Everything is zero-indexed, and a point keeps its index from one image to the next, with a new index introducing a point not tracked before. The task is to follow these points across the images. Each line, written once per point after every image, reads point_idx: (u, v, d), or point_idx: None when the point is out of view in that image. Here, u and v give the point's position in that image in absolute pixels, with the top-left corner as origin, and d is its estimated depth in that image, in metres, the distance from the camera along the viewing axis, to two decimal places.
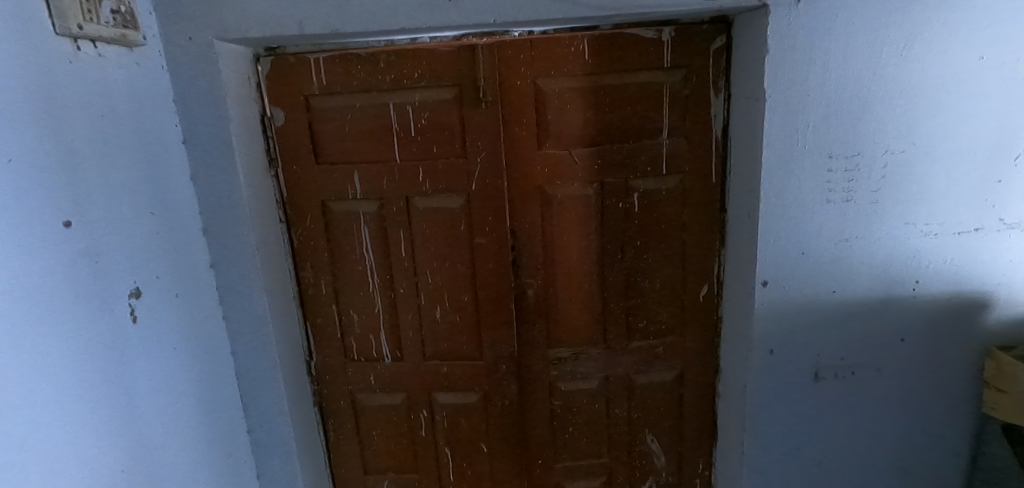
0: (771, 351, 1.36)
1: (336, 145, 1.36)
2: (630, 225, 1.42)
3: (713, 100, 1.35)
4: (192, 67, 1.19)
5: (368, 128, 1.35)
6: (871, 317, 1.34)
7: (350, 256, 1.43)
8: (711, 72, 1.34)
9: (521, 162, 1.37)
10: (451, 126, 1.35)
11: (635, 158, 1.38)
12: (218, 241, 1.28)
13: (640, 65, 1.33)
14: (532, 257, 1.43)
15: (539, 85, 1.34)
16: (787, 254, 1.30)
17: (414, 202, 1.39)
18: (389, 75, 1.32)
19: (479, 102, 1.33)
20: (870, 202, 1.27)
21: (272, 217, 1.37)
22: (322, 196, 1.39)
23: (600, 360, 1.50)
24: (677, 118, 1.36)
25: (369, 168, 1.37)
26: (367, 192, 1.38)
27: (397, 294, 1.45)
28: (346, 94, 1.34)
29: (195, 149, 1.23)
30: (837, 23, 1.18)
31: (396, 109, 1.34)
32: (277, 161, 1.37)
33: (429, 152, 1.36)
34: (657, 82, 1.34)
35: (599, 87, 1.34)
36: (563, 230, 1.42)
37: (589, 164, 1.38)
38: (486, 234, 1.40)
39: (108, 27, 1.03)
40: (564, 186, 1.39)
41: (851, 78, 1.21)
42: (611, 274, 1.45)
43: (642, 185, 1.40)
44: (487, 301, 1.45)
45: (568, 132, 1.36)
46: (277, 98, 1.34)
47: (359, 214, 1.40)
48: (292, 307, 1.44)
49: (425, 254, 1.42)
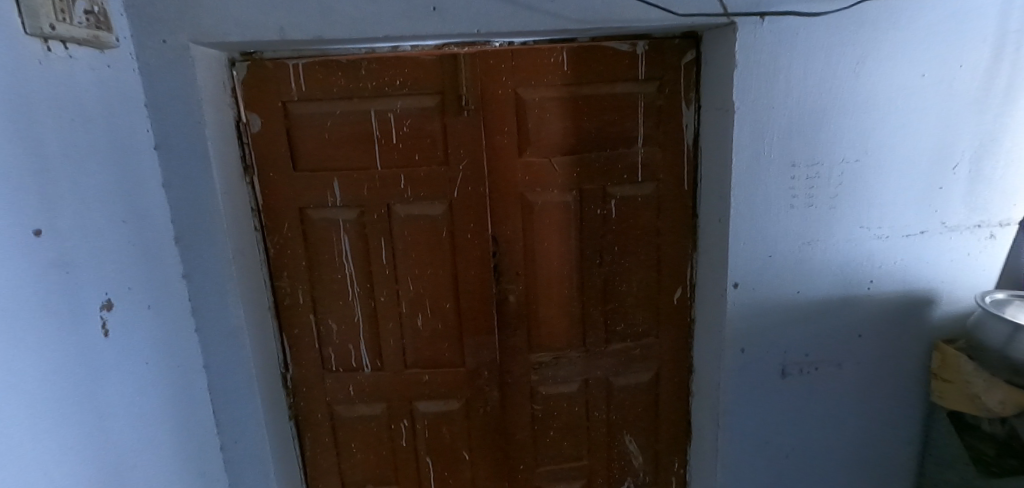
0: (742, 350, 1.43)
1: (314, 152, 1.34)
2: (608, 231, 1.46)
3: (684, 111, 1.42)
4: (167, 71, 1.15)
5: (348, 135, 1.34)
6: (831, 315, 1.43)
7: (329, 264, 1.40)
8: (682, 84, 1.40)
9: (503, 169, 1.39)
10: (433, 134, 1.35)
11: (612, 166, 1.43)
12: (192, 251, 1.23)
13: (616, 77, 1.39)
14: (514, 264, 1.45)
15: (519, 94, 1.36)
16: (756, 257, 1.38)
17: (394, 209, 1.38)
18: (370, 82, 1.32)
19: (461, 110, 1.34)
20: (829, 207, 1.36)
21: (247, 225, 1.33)
22: (300, 203, 1.36)
23: (580, 364, 1.53)
24: (651, 128, 1.42)
25: (349, 175, 1.35)
26: (347, 200, 1.37)
27: (378, 303, 1.43)
28: (326, 101, 1.32)
29: (168, 156, 1.19)
30: (798, 41, 1.27)
31: (377, 116, 1.33)
32: (252, 168, 1.34)
33: (411, 159, 1.36)
34: (632, 93, 1.40)
35: (578, 97, 1.38)
36: (544, 236, 1.45)
37: (569, 171, 1.41)
38: (469, 241, 1.41)
39: (81, 28, 0.97)
40: (544, 193, 1.42)
41: (811, 92, 1.29)
42: (590, 279, 1.49)
43: (619, 192, 1.44)
44: (469, 308, 1.45)
45: (548, 141, 1.39)
46: (254, 104, 1.31)
47: (338, 222, 1.38)
48: (268, 318, 1.40)
49: (406, 262, 1.41)
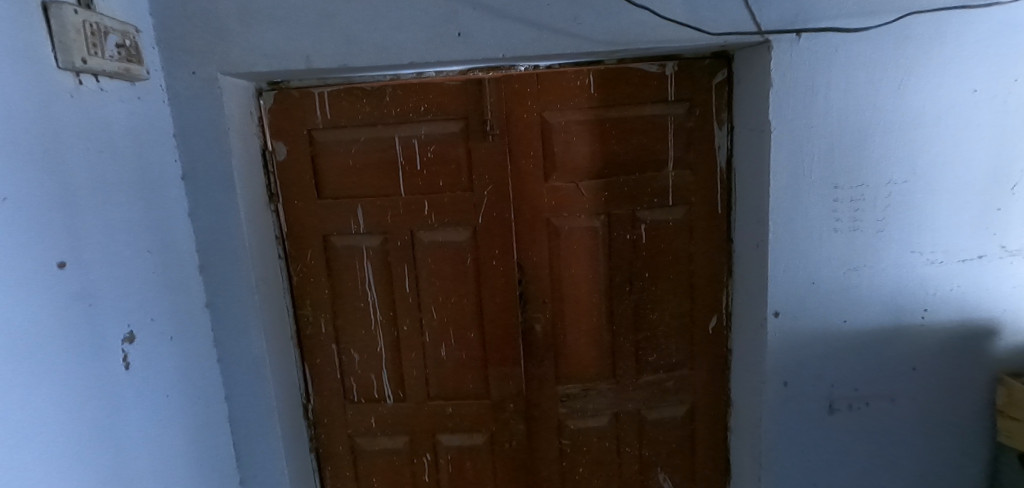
0: (785, 384, 1.34)
1: (339, 179, 1.33)
2: (638, 257, 1.41)
3: (716, 133, 1.37)
4: (195, 101, 1.15)
5: (372, 162, 1.32)
6: (882, 346, 1.33)
7: (352, 292, 1.38)
8: (714, 106, 1.36)
9: (529, 195, 1.36)
10: (458, 160, 1.33)
11: (642, 190, 1.38)
12: (216, 280, 1.22)
13: (645, 98, 1.35)
14: (540, 291, 1.40)
15: (545, 118, 1.34)
16: (798, 284, 1.30)
17: (418, 236, 1.35)
18: (395, 108, 1.31)
19: (486, 135, 1.32)
20: (876, 231, 1.28)
21: (271, 253, 1.32)
22: (324, 230, 1.35)
23: (610, 396, 1.46)
24: (681, 150, 1.37)
25: (373, 201, 1.34)
26: (371, 227, 1.35)
27: (401, 332, 1.40)
28: (350, 128, 1.32)
29: (194, 185, 1.18)
30: (837, 59, 1.21)
31: (401, 142, 1.32)
32: (277, 196, 1.33)
33: (435, 185, 1.34)
34: (662, 115, 1.36)
35: (605, 120, 1.35)
36: (571, 263, 1.40)
37: (596, 195, 1.37)
38: (494, 268, 1.37)
39: (112, 61, 0.97)
40: (571, 219, 1.38)
41: (852, 111, 1.23)
42: (620, 307, 1.43)
43: (649, 217, 1.39)
44: (494, 337, 1.40)
45: (575, 165, 1.36)
46: (280, 131, 1.31)
47: (362, 250, 1.36)
48: (290, 346, 1.38)
49: (429, 289, 1.38)
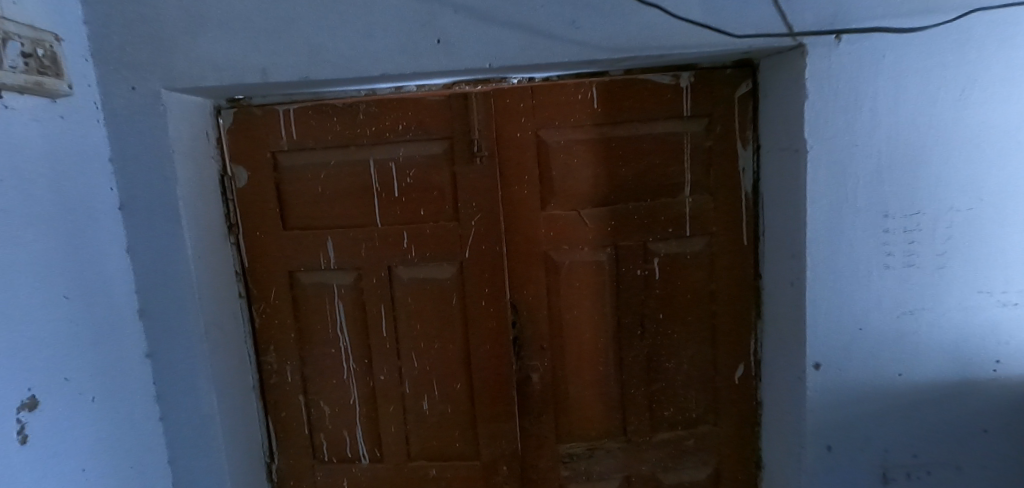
0: (828, 448, 1.13)
1: (307, 207, 1.17)
2: (650, 296, 1.22)
3: (740, 152, 1.20)
4: (135, 120, 1.00)
5: (344, 189, 1.16)
6: (945, 405, 1.11)
7: (323, 336, 1.21)
8: (737, 122, 1.19)
9: (524, 225, 1.18)
10: (441, 186, 1.16)
11: (654, 218, 1.20)
12: (159, 325, 1.05)
13: (657, 114, 1.17)
14: (537, 336, 1.21)
15: (541, 137, 1.17)
16: (842, 331, 1.10)
17: (396, 272, 1.18)
18: (369, 127, 1.14)
19: (473, 158, 1.15)
20: (935, 267, 1.08)
21: (229, 292, 1.16)
22: (291, 266, 1.19)
23: (620, 457, 1.25)
24: (699, 173, 1.20)
25: (345, 233, 1.17)
26: (343, 262, 1.18)
27: (378, 383, 1.22)
28: (319, 150, 1.16)
29: (134, 217, 1.02)
30: (885, 65, 1.02)
31: (377, 166, 1.15)
32: (237, 226, 1.18)
33: (415, 214, 1.17)
34: (676, 133, 1.18)
35: (611, 138, 1.17)
36: (573, 302, 1.21)
37: (602, 226, 1.19)
38: (483, 310, 1.19)
39: (15, 73, 0.81)
40: (573, 252, 1.20)
41: (905, 126, 1.04)
42: (631, 353, 1.23)
43: (662, 249, 1.21)
44: (484, 389, 1.21)
45: (576, 191, 1.18)
46: (241, 154, 1.16)
47: (333, 288, 1.19)
48: (252, 398, 1.21)
49: (409, 334, 1.20)
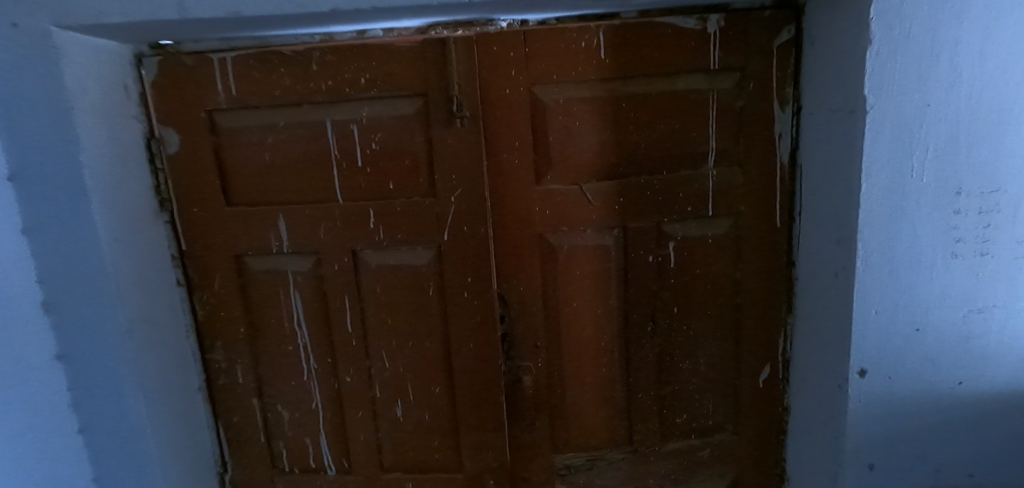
0: (870, 467, 0.96)
1: (254, 179, 0.98)
2: (664, 286, 1.04)
3: (777, 115, 0.99)
4: (21, 66, 0.79)
5: (298, 158, 0.96)
6: (1013, 420, 0.94)
7: (278, 332, 1.03)
8: (775, 77, 0.98)
9: (515, 203, 0.98)
10: (415, 155, 0.96)
11: (671, 194, 1.00)
12: (70, 322, 0.87)
13: (677, 67, 0.96)
14: (530, 333, 1.03)
15: (537, 95, 0.95)
16: (895, 333, 0.92)
17: (363, 257, 0.99)
18: (326, 81, 0.93)
19: (452, 120, 0.94)
20: (1013, 257, 0.89)
21: (164, 280, 0.98)
22: (237, 249, 1.00)
23: (625, 469, 1.09)
24: (726, 139, 1.00)
25: (300, 211, 0.98)
26: (299, 245, 0.99)
27: (343, 385, 1.04)
28: (266, 109, 0.95)
29: (30, 189, 0.82)
30: (972, 4, 0.81)
31: (337, 129, 0.95)
32: (171, 201, 0.98)
33: (383, 188, 0.97)
34: (700, 90, 0.98)
35: (621, 97, 0.97)
36: (573, 293, 1.03)
37: (608, 203, 1.00)
38: (465, 303, 1.00)
39: None
40: (573, 235, 1.01)
41: (990, 82, 0.83)
42: (640, 353, 1.05)
43: (679, 231, 1.02)
44: (468, 394, 1.04)
45: (578, 162, 0.98)
46: (171, 113, 0.95)
47: (288, 276, 1.00)
48: (198, 402, 1.04)
49: (379, 330, 1.02)
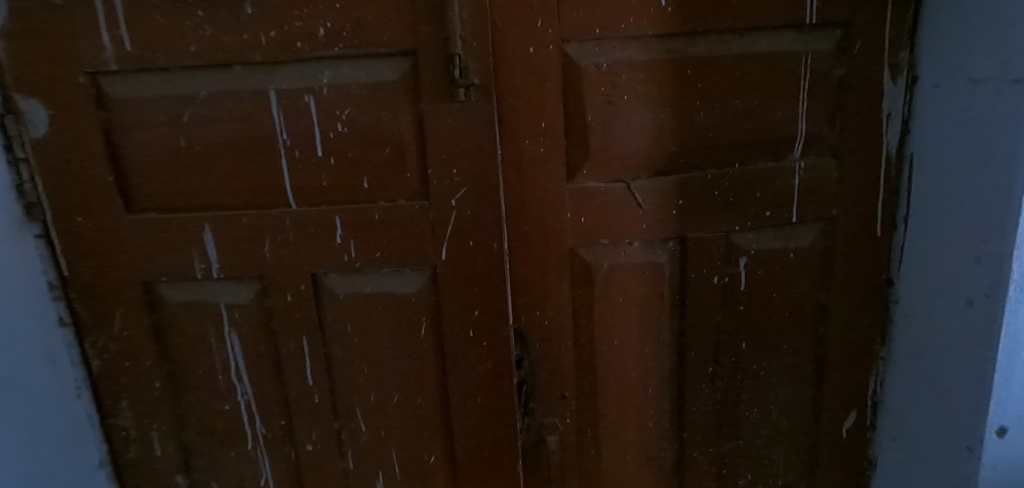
0: None
1: (165, 176, 0.68)
2: (731, 315, 0.79)
3: (886, 88, 0.75)
4: None
5: (229, 144, 0.67)
6: None
7: (209, 386, 0.74)
8: (888, 36, 0.73)
9: (540, 208, 0.71)
10: (400, 140, 0.67)
11: (746, 194, 0.75)
12: None
13: (763, 20, 0.70)
14: (556, 381, 0.77)
15: (570, 56, 0.68)
16: None
17: (327, 284, 0.71)
18: (268, 31, 0.64)
19: (453, 91, 0.66)
20: None
21: (32, 320, 0.68)
22: (142, 274, 0.70)
23: None
24: (819, 122, 0.75)
25: (234, 220, 0.68)
26: (234, 269, 0.70)
27: (303, 456, 0.76)
28: (180, 72, 0.65)
29: None
30: None
31: (286, 103, 0.66)
32: (41, 207, 0.68)
33: (356, 188, 0.69)
34: (790, 54, 0.72)
35: (686, 60, 0.70)
36: (614, 327, 0.77)
37: (663, 207, 0.74)
38: (471, 344, 0.73)
39: None
40: (615, 250, 0.75)
41: None
42: (697, 402, 0.81)
43: (753, 243, 0.77)
44: (473, 463, 0.77)
45: (625, 151, 0.71)
46: (31, 77, 0.64)
47: (220, 311, 0.71)
48: (97, 482, 0.76)
49: (351, 382, 0.74)
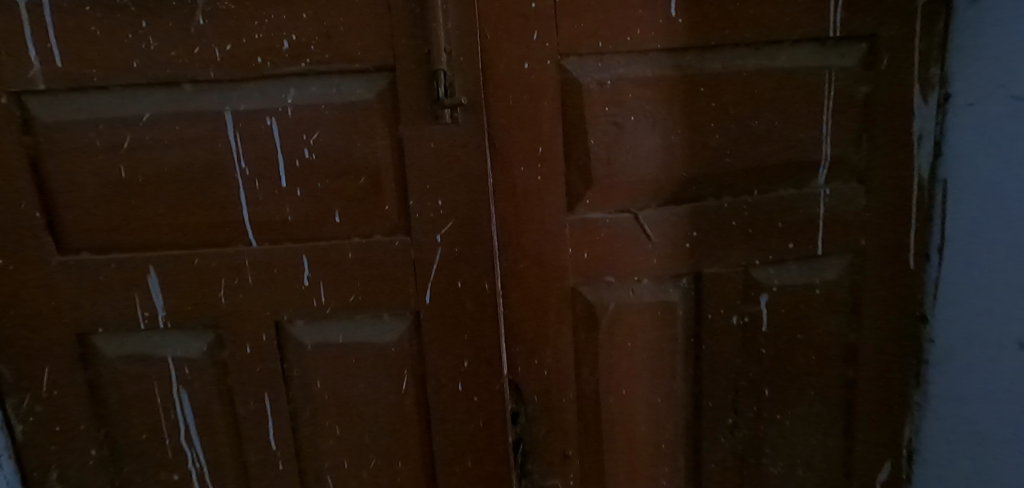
0: None
1: (102, 211, 0.58)
2: (751, 359, 0.70)
3: (916, 107, 0.68)
4: None
5: (178, 174, 0.58)
6: None
7: (154, 454, 0.63)
8: (917, 50, 0.66)
9: (537, 243, 0.63)
10: (376, 168, 0.59)
11: (767, 225, 0.67)
12: None
13: (782, 33, 0.63)
14: (558, 438, 0.68)
15: (570, 72, 0.60)
16: None
17: (292, 333, 0.61)
18: (223, 45, 0.55)
19: (437, 112, 0.57)
20: None
21: None
22: (75, 325, 0.60)
23: None
24: (844, 145, 0.67)
25: (184, 261, 0.59)
26: (183, 318, 0.60)
27: None
28: (121, 92, 0.56)
29: None
30: None
31: (245, 127, 0.57)
32: None
33: (326, 223, 0.60)
34: (812, 70, 0.65)
35: (698, 76, 0.63)
36: (621, 376, 0.68)
37: (676, 240, 0.66)
38: (460, 400, 0.64)
39: None
40: (622, 288, 0.66)
41: None
42: (716, 457, 0.72)
43: (775, 279, 0.69)
44: None
45: (632, 178, 0.63)
46: None
47: (167, 366, 0.61)
48: None
49: (322, 445, 0.64)
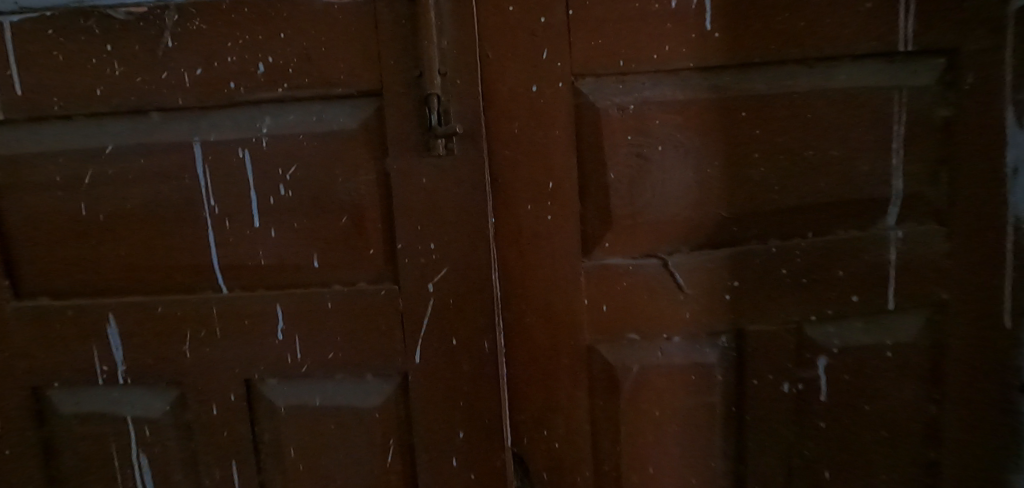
0: None
1: (63, 253, 0.53)
2: (806, 433, 0.59)
3: (1011, 134, 0.56)
4: None
5: (143, 212, 0.52)
6: None
7: None
8: (1012, 66, 0.54)
9: (547, 294, 0.54)
10: (360, 206, 0.51)
11: (824, 274, 0.56)
12: None
13: (841, 48, 0.53)
14: None
15: (585, 96, 0.51)
16: None
17: (265, 392, 0.54)
18: (193, 70, 0.50)
19: (429, 142, 0.49)
20: None
21: None
22: (30, 379, 0.54)
23: None
24: (918, 179, 0.56)
25: (146, 310, 0.53)
26: (145, 374, 0.54)
27: None
28: (85, 122, 0.51)
29: None
30: None
31: (215, 160, 0.51)
32: None
33: (304, 268, 0.52)
34: (878, 90, 0.54)
35: (739, 99, 0.53)
36: (648, 450, 0.57)
37: (713, 291, 0.55)
38: (455, 475, 0.55)
39: None
40: (648, 348, 0.56)
41: None
42: None
43: (835, 338, 0.58)
44: None
45: (659, 219, 0.54)
46: None
47: (127, 426, 0.55)
48: None
49: None
